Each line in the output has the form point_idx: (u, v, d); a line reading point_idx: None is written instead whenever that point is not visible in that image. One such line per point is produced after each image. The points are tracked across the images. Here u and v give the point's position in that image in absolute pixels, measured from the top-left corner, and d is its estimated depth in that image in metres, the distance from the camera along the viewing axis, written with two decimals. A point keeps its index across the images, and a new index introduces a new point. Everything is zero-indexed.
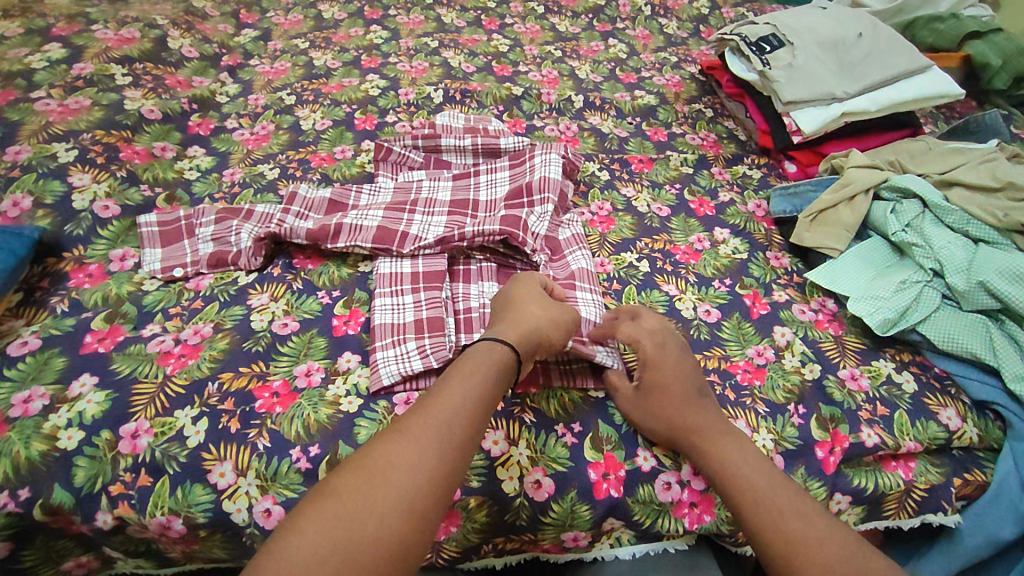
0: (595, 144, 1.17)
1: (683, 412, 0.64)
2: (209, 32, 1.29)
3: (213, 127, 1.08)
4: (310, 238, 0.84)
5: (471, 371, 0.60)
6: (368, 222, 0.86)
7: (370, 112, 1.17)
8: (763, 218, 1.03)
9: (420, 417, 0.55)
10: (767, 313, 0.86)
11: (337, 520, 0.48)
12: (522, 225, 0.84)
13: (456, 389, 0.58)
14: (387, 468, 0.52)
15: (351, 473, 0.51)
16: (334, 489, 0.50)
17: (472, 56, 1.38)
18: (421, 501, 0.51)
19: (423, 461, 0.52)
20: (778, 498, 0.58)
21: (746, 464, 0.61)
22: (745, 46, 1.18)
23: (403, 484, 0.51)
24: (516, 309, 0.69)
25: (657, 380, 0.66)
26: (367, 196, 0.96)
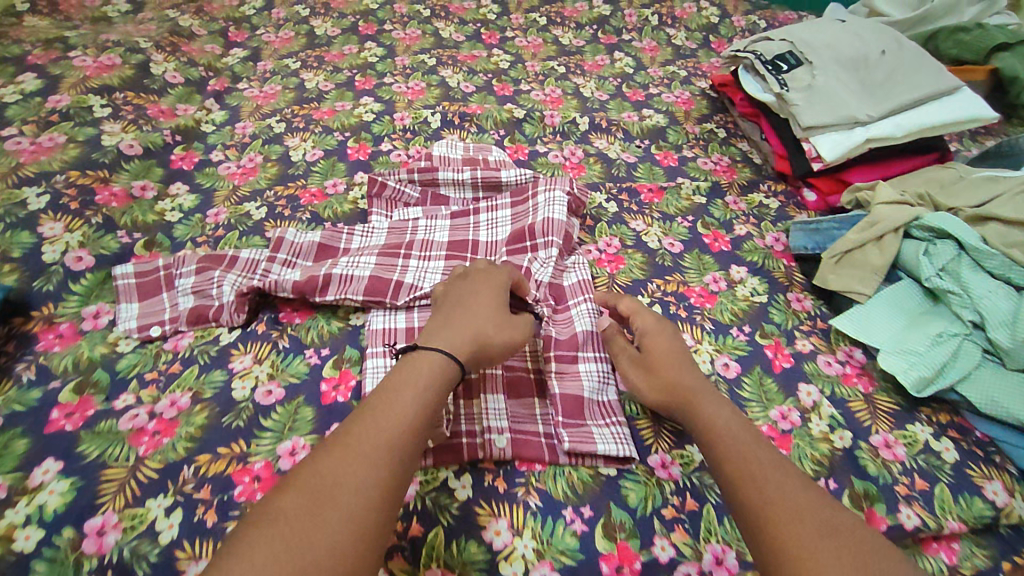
0: (603, 172, 1.10)
1: (679, 373, 0.68)
2: (196, 54, 1.23)
3: (197, 161, 1.02)
4: (296, 291, 0.78)
5: (421, 380, 0.59)
6: (359, 271, 0.81)
7: (364, 140, 1.11)
8: (782, 253, 0.96)
9: (369, 428, 0.54)
10: (792, 368, 0.79)
11: (289, 535, 0.46)
12: (524, 275, 0.80)
13: (405, 400, 0.57)
14: (337, 481, 0.50)
15: (298, 489, 0.49)
16: (280, 507, 0.48)
17: (471, 75, 1.31)
18: (373, 514, 0.50)
19: (373, 474, 0.51)
20: (766, 468, 0.56)
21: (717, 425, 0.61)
22: (760, 65, 1.10)
23: (354, 496, 0.50)
24: (467, 306, 0.69)
25: (657, 342, 0.72)
26: (360, 239, 0.90)
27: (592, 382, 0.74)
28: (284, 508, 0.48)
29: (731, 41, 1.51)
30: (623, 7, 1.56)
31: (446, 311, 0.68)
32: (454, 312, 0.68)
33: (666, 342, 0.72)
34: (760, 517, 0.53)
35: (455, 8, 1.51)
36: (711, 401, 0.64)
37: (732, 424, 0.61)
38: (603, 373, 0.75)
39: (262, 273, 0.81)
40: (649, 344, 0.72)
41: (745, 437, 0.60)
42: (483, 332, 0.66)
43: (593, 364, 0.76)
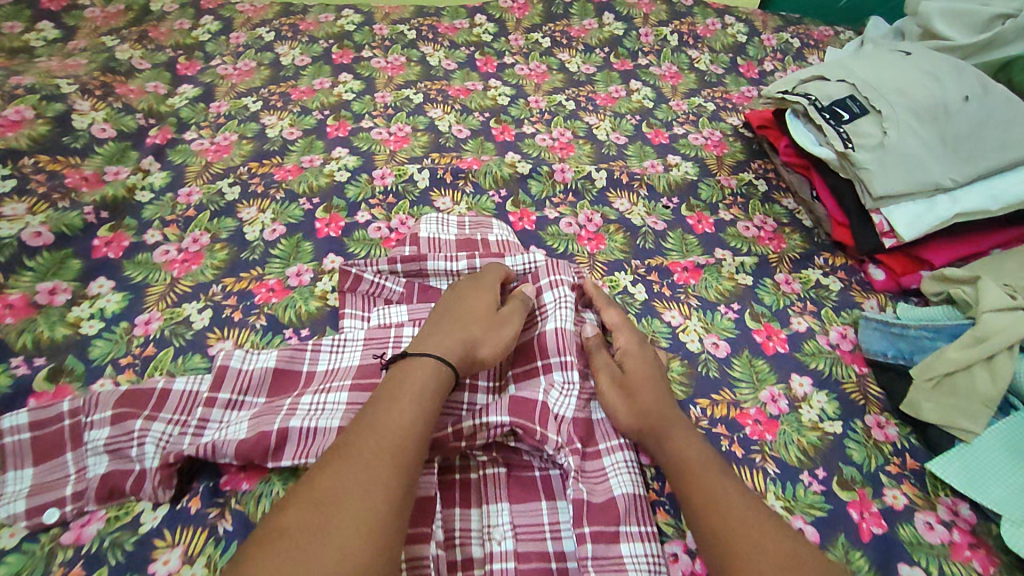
0: (626, 244, 0.91)
1: (655, 399, 0.66)
2: (133, 97, 1.04)
3: (127, 245, 0.83)
4: (242, 456, 0.60)
5: (418, 383, 0.58)
6: (325, 422, 0.62)
7: (337, 208, 0.91)
8: (851, 355, 0.79)
9: (366, 437, 0.52)
10: (884, 534, 0.64)
11: (295, 552, 0.44)
12: (540, 414, 0.63)
13: (403, 408, 0.55)
14: (341, 493, 0.48)
15: (300, 506, 0.47)
16: (286, 524, 0.46)
17: (465, 115, 1.11)
18: (382, 521, 0.48)
19: (374, 482, 0.49)
20: (724, 497, 0.56)
21: (693, 459, 0.60)
22: (816, 113, 0.91)
23: (361, 506, 0.48)
24: (454, 310, 0.68)
25: (632, 363, 0.71)
26: (327, 358, 0.70)
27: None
28: (290, 524, 0.46)
29: (761, 64, 1.32)
30: (637, 25, 1.36)
31: (434, 319, 0.68)
32: (439, 319, 0.67)
33: (643, 362, 0.71)
34: (717, 536, 0.53)
35: (444, 28, 1.32)
36: (679, 429, 0.64)
37: (694, 449, 0.61)
38: (653, 560, 0.59)
39: (199, 427, 0.63)
40: (628, 364, 0.71)
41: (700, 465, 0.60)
42: (473, 334, 0.65)
43: (639, 546, 0.59)
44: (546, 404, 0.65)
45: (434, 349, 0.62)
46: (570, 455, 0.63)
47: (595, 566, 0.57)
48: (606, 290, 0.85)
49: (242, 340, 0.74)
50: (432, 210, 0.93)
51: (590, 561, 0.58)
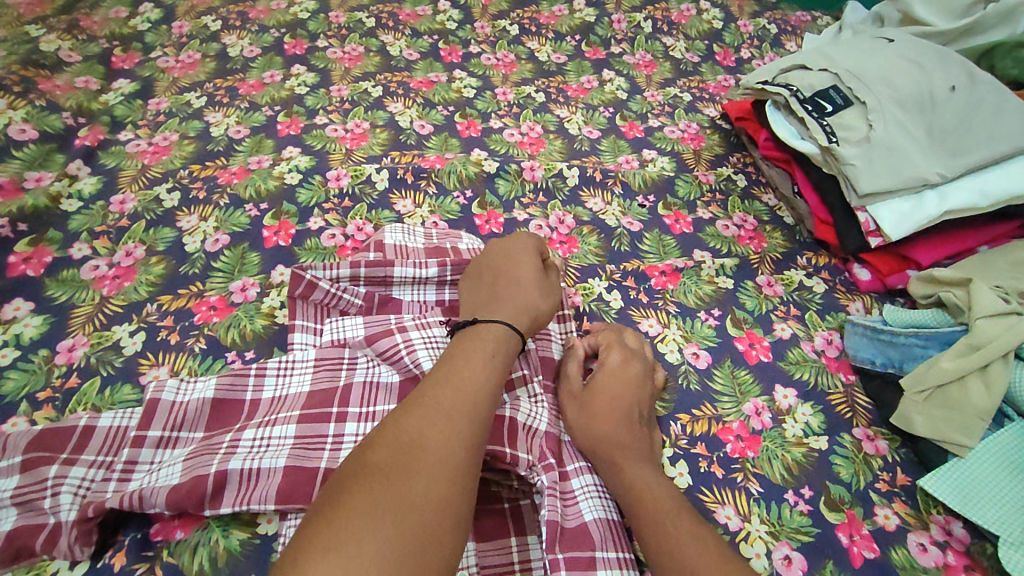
0: (600, 247, 0.86)
1: (613, 424, 0.61)
2: (59, 94, 0.95)
3: (49, 261, 0.75)
4: (173, 506, 0.53)
5: (490, 347, 0.54)
6: (268, 463, 0.55)
7: (286, 214, 0.84)
8: (836, 362, 0.75)
9: (446, 387, 0.49)
10: (876, 559, 0.59)
11: (381, 491, 0.40)
12: (508, 434, 0.58)
13: (481, 361, 0.52)
14: (426, 438, 0.44)
15: (385, 446, 0.43)
16: (371, 461, 0.42)
17: (427, 109, 1.04)
18: (464, 473, 0.44)
19: (457, 433, 0.46)
20: (682, 535, 0.51)
21: (660, 493, 0.56)
22: (798, 105, 0.87)
23: (445, 454, 0.44)
24: (505, 277, 0.64)
25: (612, 376, 0.65)
26: (274, 384, 0.63)
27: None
28: (375, 462, 0.42)
29: (738, 51, 1.26)
30: (609, 11, 1.30)
31: (486, 286, 0.64)
32: (495, 286, 0.63)
33: (614, 377, 0.65)
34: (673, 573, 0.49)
35: (406, 16, 1.24)
36: (636, 458, 0.59)
37: (661, 485, 0.57)
38: None
39: (124, 471, 0.56)
40: (596, 381, 0.65)
41: (668, 499, 0.56)
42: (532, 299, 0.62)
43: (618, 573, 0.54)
44: (514, 421, 0.60)
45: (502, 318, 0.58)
46: (543, 474, 0.57)
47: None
48: (580, 298, 0.79)
49: (178, 367, 0.67)
50: (392, 214, 0.86)
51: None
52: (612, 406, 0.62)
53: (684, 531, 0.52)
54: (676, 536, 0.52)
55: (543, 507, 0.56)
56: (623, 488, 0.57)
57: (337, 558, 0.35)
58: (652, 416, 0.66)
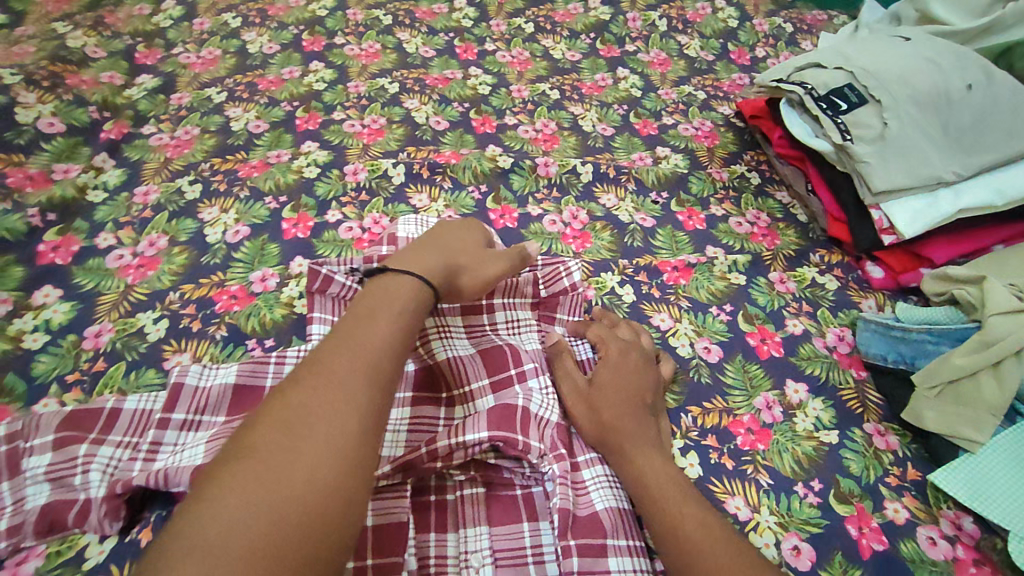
0: (613, 242, 0.87)
1: (621, 415, 0.62)
2: (85, 89, 0.97)
3: (76, 250, 0.77)
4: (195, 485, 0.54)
5: (396, 309, 0.54)
6: None
7: (305, 207, 0.86)
8: (848, 358, 0.75)
9: (341, 358, 0.48)
10: (885, 552, 0.59)
11: (260, 477, 0.41)
12: (521, 421, 0.59)
13: (384, 327, 0.51)
14: (311, 415, 0.44)
15: (269, 429, 0.43)
16: (255, 444, 0.42)
17: (443, 105, 1.05)
18: (357, 447, 0.44)
19: (347, 405, 0.45)
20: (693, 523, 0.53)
21: (668, 479, 0.57)
22: (812, 103, 0.87)
23: (331, 430, 0.44)
24: (439, 242, 0.65)
25: (612, 369, 0.66)
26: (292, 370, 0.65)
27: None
28: (259, 444, 0.42)
29: (753, 50, 1.26)
30: (624, 10, 1.31)
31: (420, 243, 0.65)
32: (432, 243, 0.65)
33: (621, 369, 0.66)
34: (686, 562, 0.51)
35: (422, 13, 1.25)
36: (644, 447, 0.60)
37: (668, 472, 0.58)
38: None
39: (149, 451, 0.58)
40: (600, 374, 0.66)
41: (676, 486, 0.57)
42: (456, 261, 0.64)
43: (627, 561, 0.55)
44: (527, 409, 0.61)
45: (415, 269, 0.59)
46: (554, 463, 0.58)
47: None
48: (592, 292, 0.80)
49: (201, 354, 0.69)
50: (408, 208, 0.88)
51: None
52: (620, 398, 0.63)
53: (692, 519, 0.53)
54: (688, 525, 0.53)
55: (555, 495, 0.57)
56: (632, 477, 0.58)
57: (198, 555, 0.36)
58: (659, 405, 0.67)
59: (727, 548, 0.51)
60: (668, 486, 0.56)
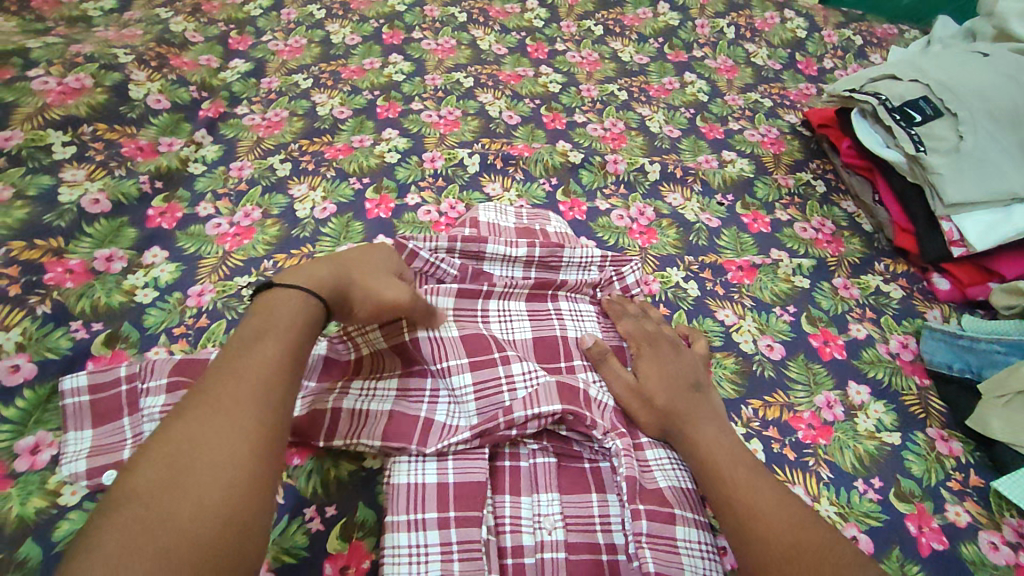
0: (678, 239, 0.89)
1: (669, 396, 0.65)
2: (187, 70, 1.04)
3: (180, 216, 0.84)
4: (298, 432, 0.62)
5: (284, 330, 0.53)
6: (377, 406, 0.63)
7: (386, 189, 0.91)
8: (911, 365, 0.76)
9: (223, 380, 0.48)
10: (945, 551, 0.61)
11: (145, 511, 0.39)
12: (585, 399, 0.64)
13: (271, 345, 0.51)
14: (196, 449, 0.43)
15: (148, 469, 0.42)
16: (134, 486, 0.41)
17: (515, 101, 1.10)
18: (249, 464, 0.44)
19: (233, 424, 0.45)
20: (748, 482, 0.57)
21: (721, 445, 0.61)
22: (886, 113, 0.88)
23: (218, 460, 0.43)
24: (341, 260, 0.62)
25: (650, 365, 0.69)
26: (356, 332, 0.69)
27: (696, 561, 0.57)
28: (140, 483, 0.41)
29: (820, 61, 1.27)
30: (693, 16, 1.33)
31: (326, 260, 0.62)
32: (346, 253, 0.64)
33: (662, 361, 0.69)
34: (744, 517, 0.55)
35: (495, 12, 1.30)
36: (698, 420, 0.64)
37: (721, 443, 0.61)
38: (706, 548, 0.58)
39: None
40: (644, 370, 0.68)
41: (727, 452, 0.61)
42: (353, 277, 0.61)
43: (694, 532, 0.58)
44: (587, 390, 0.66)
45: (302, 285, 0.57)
46: (617, 439, 0.62)
47: (649, 543, 0.56)
48: (657, 285, 0.83)
49: None
50: (482, 195, 0.92)
51: (645, 537, 0.56)
52: (667, 389, 0.66)
53: (742, 481, 0.57)
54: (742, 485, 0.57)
55: (621, 466, 0.60)
56: (689, 449, 0.62)
57: None
58: (705, 383, 0.69)
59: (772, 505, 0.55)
60: (726, 459, 0.59)
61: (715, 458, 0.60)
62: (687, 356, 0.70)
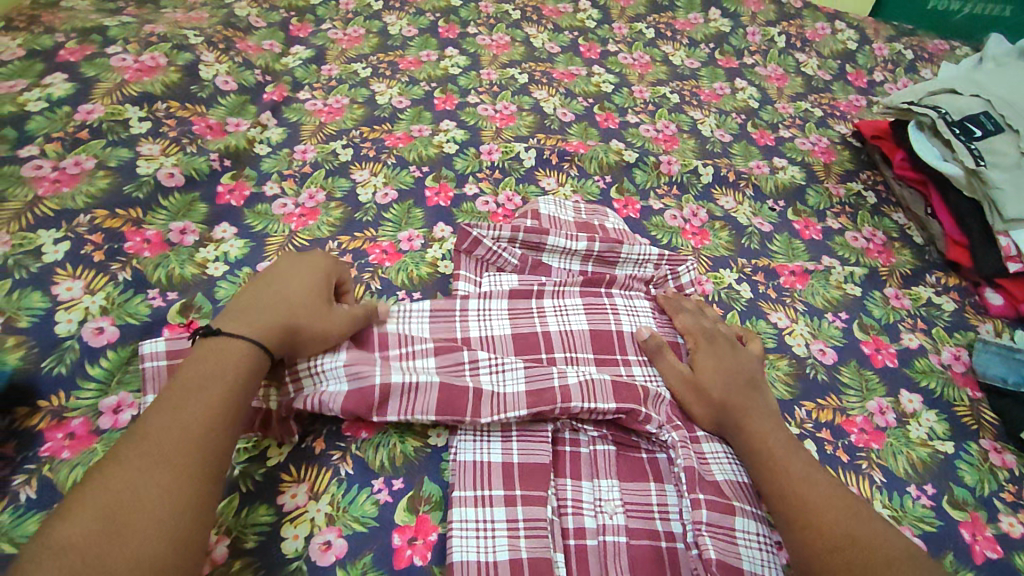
0: (731, 242, 0.90)
1: (725, 389, 0.66)
2: (252, 53, 1.07)
3: (248, 195, 0.86)
4: (348, 412, 0.60)
5: (229, 378, 0.50)
6: (425, 379, 0.62)
7: (445, 178, 0.93)
8: (963, 377, 0.77)
9: (164, 425, 0.46)
10: (999, 560, 0.61)
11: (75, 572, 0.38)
12: (641, 394, 0.64)
13: (219, 387, 0.50)
14: (132, 505, 0.42)
15: (81, 522, 0.40)
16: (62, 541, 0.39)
17: (569, 99, 1.11)
18: (187, 519, 0.43)
19: (174, 475, 0.44)
20: (808, 474, 0.59)
21: (777, 441, 0.62)
22: (945, 127, 0.89)
23: (157, 519, 0.42)
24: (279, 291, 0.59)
25: (705, 359, 0.70)
26: (396, 326, 0.69)
27: (754, 552, 0.58)
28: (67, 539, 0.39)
29: (871, 73, 1.27)
30: (744, 23, 1.34)
31: (266, 293, 0.58)
32: (280, 286, 0.59)
33: (718, 355, 0.70)
34: (795, 512, 0.56)
35: (549, 11, 1.31)
36: (756, 416, 0.64)
37: (774, 437, 0.62)
38: (763, 540, 0.59)
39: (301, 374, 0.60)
40: (700, 364, 0.69)
41: (780, 445, 0.62)
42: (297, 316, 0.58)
43: (752, 524, 0.60)
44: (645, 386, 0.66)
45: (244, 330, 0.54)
46: (673, 432, 0.64)
47: (709, 531, 0.57)
48: (711, 286, 0.84)
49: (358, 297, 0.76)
50: (538, 189, 0.93)
51: (704, 526, 0.58)
52: (723, 380, 0.67)
53: (797, 474, 0.59)
54: (799, 475, 0.59)
55: (678, 457, 0.62)
56: (745, 443, 0.63)
57: None
58: (760, 381, 0.69)
59: (822, 496, 0.57)
60: (782, 450, 0.61)
61: (774, 454, 0.61)
62: (743, 353, 0.71)
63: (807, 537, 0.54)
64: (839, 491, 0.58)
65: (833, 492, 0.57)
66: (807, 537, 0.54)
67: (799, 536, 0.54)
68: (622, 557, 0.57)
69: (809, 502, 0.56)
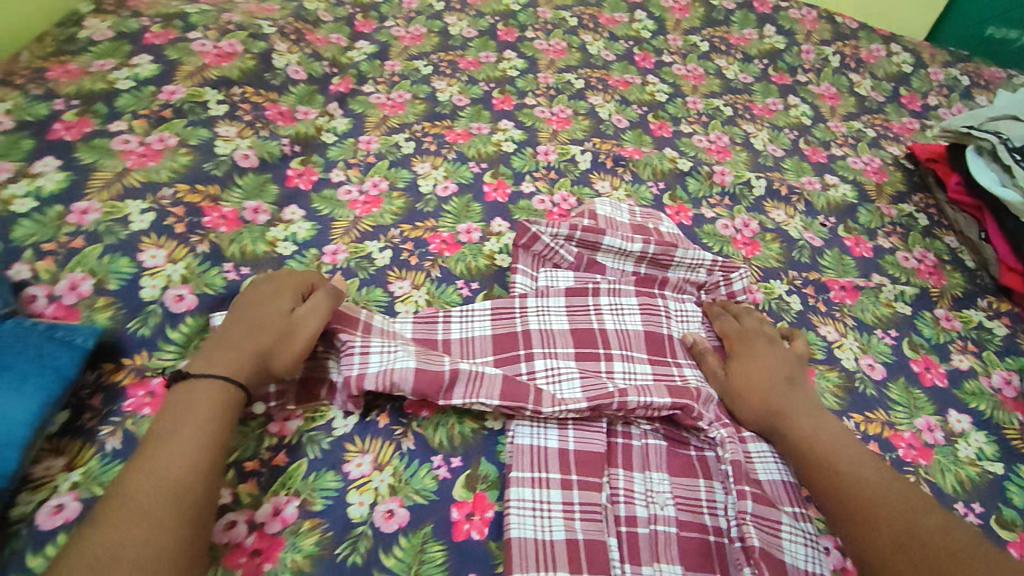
0: (782, 254, 0.91)
1: (768, 389, 0.68)
2: (320, 45, 1.11)
3: (316, 180, 0.90)
4: (418, 392, 0.61)
5: (204, 418, 0.52)
6: (490, 369, 0.65)
7: (502, 175, 0.95)
8: (1014, 402, 0.77)
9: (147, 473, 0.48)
10: None
11: None
12: (693, 391, 0.66)
13: (194, 430, 0.52)
14: (117, 550, 0.43)
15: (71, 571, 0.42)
16: None
17: (624, 106, 1.13)
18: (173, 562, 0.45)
19: (160, 521, 0.46)
20: (864, 467, 0.60)
21: (824, 437, 0.63)
22: (1006, 153, 0.91)
23: (138, 561, 0.43)
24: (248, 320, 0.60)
25: (745, 361, 0.71)
26: (459, 327, 0.72)
27: (798, 547, 0.59)
28: None
29: (925, 97, 1.27)
30: (799, 41, 1.35)
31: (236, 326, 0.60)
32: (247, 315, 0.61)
33: (756, 356, 0.71)
34: (854, 507, 0.57)
35: (605, 20, 1.34)
36: (798, 414, 0.65)
37: (821, 434, 0.63)
38: (808, 537, 0.60)
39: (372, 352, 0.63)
40: (736, 366, 0.70)
41: (830, 438, 0.63)
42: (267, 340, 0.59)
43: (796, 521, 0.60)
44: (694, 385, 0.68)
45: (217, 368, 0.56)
46: (722, 428, 0.65)
47: (754, 521, 0.58)
48: (761, 295, 0.85)
49: (419, 283, 0.79)
50: (592, 191, 0.96)
51: (749, 515, 0.59)
52: (763, 380, 0.68)
53: (851, 467, 0.60)
54: (851, 467, 0.60)
55: (726, 452, 0.63)
56: (796, 441, 0.63)
57: None
58: (800, 379, 0.70)
59: (877, 489, 0.58)
60: (831, 443, 0.62)
61: (826, 448, 0.62)
62: (781, 359, 0.71)
63: (868, 530, 0.55)
64: (895, 482, 0.59)
65: (885, 482, 0.58)
66: (871, 531, 0.55)
67: (863, 530, 0.55)
68: (672, 546, 0.58)
69: (869, 496, 0.57)
